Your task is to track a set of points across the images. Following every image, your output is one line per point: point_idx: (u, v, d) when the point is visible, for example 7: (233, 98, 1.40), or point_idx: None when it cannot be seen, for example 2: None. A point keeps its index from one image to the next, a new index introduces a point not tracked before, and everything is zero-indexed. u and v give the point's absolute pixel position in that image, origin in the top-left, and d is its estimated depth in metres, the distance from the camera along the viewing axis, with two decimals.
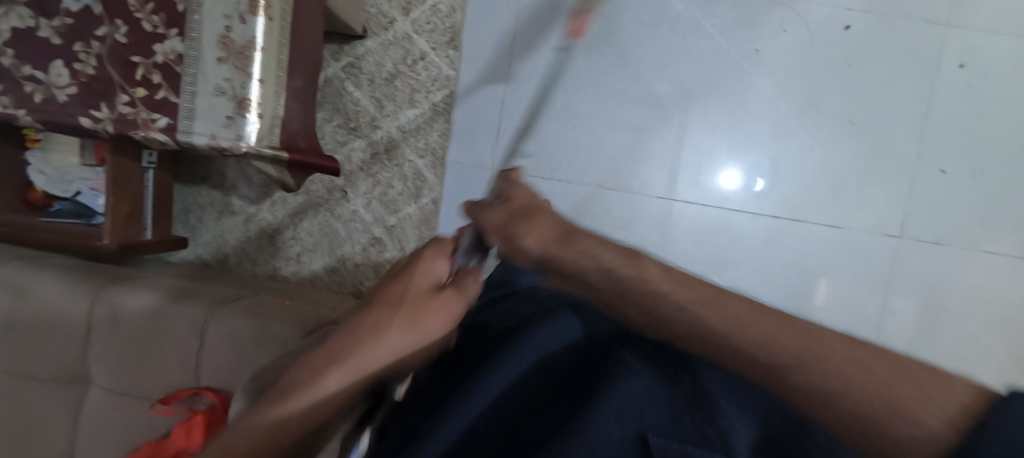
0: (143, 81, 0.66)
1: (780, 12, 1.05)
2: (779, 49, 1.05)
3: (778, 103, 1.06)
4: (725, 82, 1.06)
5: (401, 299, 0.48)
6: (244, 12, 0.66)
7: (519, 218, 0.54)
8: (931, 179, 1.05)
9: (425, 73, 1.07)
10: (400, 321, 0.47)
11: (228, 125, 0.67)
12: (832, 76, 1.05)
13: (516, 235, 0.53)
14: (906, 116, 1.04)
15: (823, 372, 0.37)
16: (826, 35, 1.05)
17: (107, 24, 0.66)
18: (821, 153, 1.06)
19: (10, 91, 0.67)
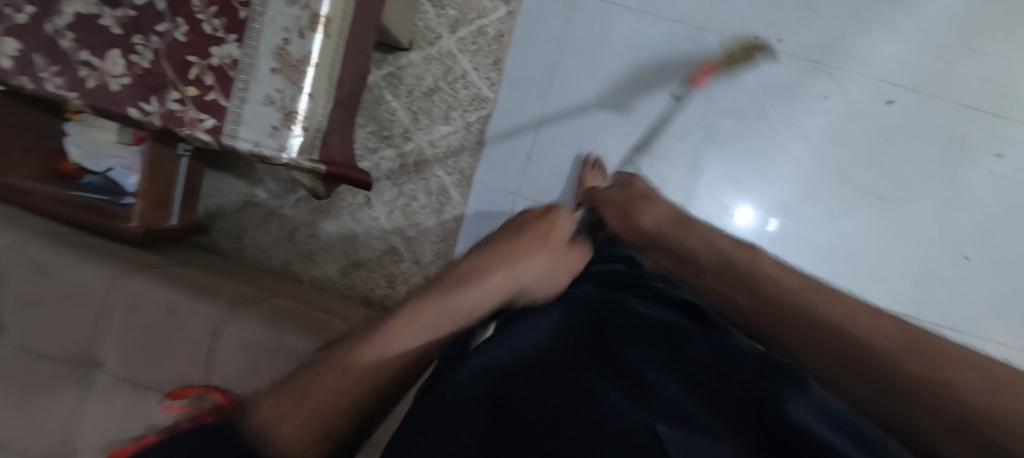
0: (196, 81, 0.67)
1: (822, 77, 1.05)
2: (817, 113, 1.05)
3: (811, 171, 1.06)
4: (759, 139, 1.06)
5: (544, 230, 0.54)
6: (305, 28, 0.68)
7: (636, 201, 0.65)
8: (953, 263, 1.05)
9: (464, 93, 1.08)
10: (544, 256, 0.53)
11: (272, 134, 0.68)
12: (866, 148, 1.05)
13: (633, 212, 0.64)
14: (936, 197, 1.04)
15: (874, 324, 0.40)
16: (867, 106, 1.04)
17: (167, 21, 0.67)
18: (846, 221, 1.06)
19: (65, 74, 0.68)
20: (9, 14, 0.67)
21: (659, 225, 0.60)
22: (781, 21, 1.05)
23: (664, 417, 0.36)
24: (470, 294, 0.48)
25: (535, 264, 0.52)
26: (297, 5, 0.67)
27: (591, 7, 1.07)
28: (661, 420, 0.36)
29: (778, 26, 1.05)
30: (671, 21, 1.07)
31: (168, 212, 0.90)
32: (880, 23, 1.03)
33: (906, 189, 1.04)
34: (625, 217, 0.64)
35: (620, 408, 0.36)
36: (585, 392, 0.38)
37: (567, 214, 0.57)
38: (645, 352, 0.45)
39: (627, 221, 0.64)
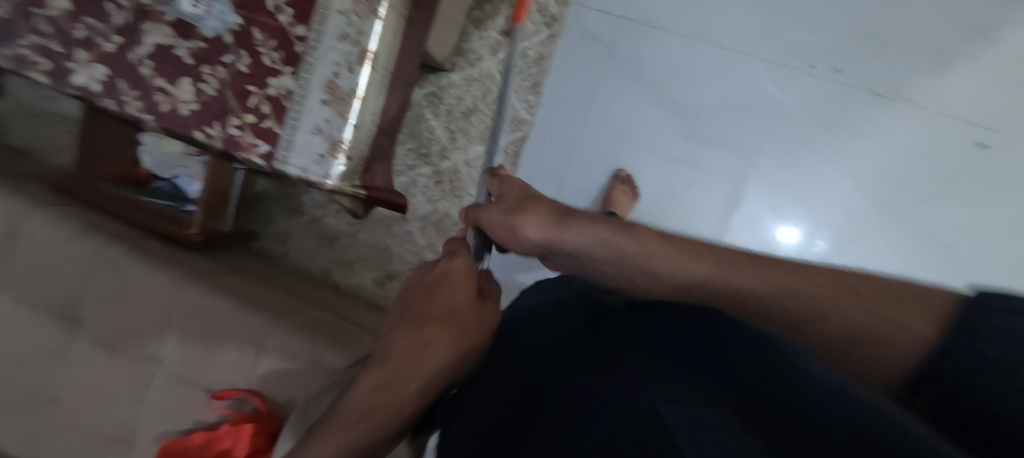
0: (254, 109, 0.73)
1: (882, 110, 1.04)
2: (879, 152, 1.04)
3: (861, 208, 1.05)
4: (801, 169, 1.06)
5: (447, 301, 0.52)
6: (354, 62, 0.73)
7: (518, 210, 0.53)
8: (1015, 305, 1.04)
9: (502, 114, 1.10)
10: (446, 334, 0.51)
11: (319, 162, 0.73)
12: (913, 182, 1.04)
13: (516, 226, 0.52)
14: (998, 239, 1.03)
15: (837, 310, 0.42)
16: (919, 140, 1.03)
17: (232, 52, 0.73)
18: (897, 260, 1.05)
19: (143, 98, 0.75)
20: (101, 43, 0.76)
21: (548, 235, 0.50)
22: (840, 55, 1.04)
23: (669, 397, 0.32)
24: (388, 386, 0.51)
25: (450, 335, 0.51)
26: (348, 41, 0.72)
27: (635, 33, 1.07)
28: (660, 400, 0.32)
29: (832, 58, 1.04)
30: (718, 48, 1.06)
31: (223, 221, 0.98)
32: (954, 63, 1.02)
33: (964, 228, 1.03)
34: (511, 234, 0.53)
35: (612, 400, 0.33)
36: (571, 399, 0.36)
37: (465, 264, 0.55)
38: (627, 339, 0.42)
39: (515, 235, 0.53)
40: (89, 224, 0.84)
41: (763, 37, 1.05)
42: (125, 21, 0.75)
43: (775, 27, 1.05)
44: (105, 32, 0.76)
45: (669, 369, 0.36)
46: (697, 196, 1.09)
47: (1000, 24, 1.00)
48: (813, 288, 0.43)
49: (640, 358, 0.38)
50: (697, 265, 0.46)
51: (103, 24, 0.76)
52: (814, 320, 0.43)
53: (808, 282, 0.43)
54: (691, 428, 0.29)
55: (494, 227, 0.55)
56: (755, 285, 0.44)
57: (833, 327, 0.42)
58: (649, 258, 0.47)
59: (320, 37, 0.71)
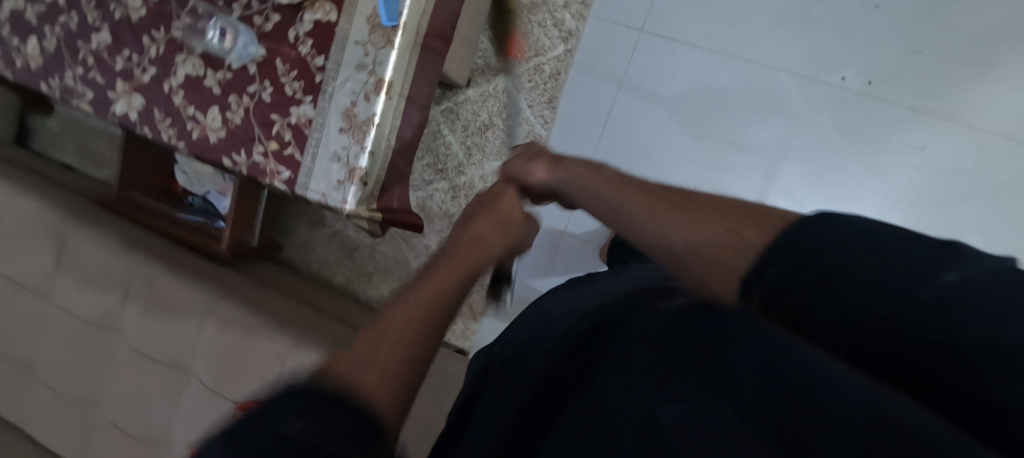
0: (277, 136, 0.77)
1: (918, 126, 0.95)
2: (911, 169, 0.96)
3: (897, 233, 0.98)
4: (838, 183, 0.99)
5: (492, 209, 0.53)
6: (369, 91, 0.73)
7: (530, 156, 0.57)
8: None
9: (517, 130, 1.11)
10: (493, 215, 0.52)
11: (337, 188, 0.76)
12: (960, 205, 0.95)
13: (529, 170, 0.55)
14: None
15: (654, 231, 0.41)
16: (978, 160, 0.94)
17: (256, 82, 0.77)
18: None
19: (177, 126, 0.81)
20: (138, 74, 0.81)
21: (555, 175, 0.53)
22: (876, 64, 0.95)
23: (664, 394, 0.36)
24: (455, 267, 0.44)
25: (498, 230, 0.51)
26: (364, 70, 0.73)
27: (654, 45, 1.03)
28: (654, 401, 0.36)
29: (870, 67, 0.96)
30: (744, 60, 1.00)
31: (251, 235, 1.03)
32: (1003, 71, 0.92)
33: (1015, 251, 0.94)
34: (525, 180, 0.56)
35: (620, 405, 0.38)
36: (588, 403, 0.42)
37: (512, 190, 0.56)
38: (638, 329, 0.45)
39: (528, 179, 0.56)
40: (130, 243, 0.89)
41: (788, 46, 0.98)
42: (159, 53, 0.80)
43: (801, 35, 0.98)
44: (141, 63, 0.81)
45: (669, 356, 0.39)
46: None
47: None
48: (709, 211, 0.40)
49: (642, 350, 0.41)
50: (615, 195, 0.46)
51: (139, 56, 0.81)
52: (716, 243, 0.37)
53: (714, 214, 0.39)
54: (678, 424, 0.34)
55: (515, 176, 0.57)
56: (631, 208, 0.43)
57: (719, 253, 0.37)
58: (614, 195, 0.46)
59: (338, 67, 0.74)
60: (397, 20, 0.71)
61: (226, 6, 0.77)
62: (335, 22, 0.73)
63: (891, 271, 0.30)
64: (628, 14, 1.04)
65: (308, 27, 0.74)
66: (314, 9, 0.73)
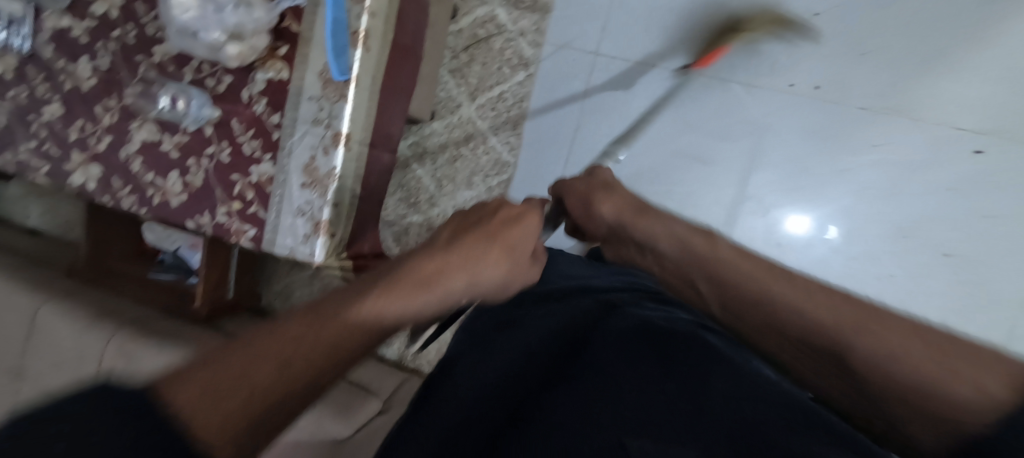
0: (239, 196, 0.77)
1: (869, 125, 0.97)
2: (869, 167, 0.98)
3: (865, 227, 0.99)
4: (806, 182, 1.01)
5: (448, 270, 0.41)
6: (328, 144, 0.74)
7: (599, 189, 0.58)
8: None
9: (485, 158, 1.11)
10: (463, 249, 0.44)
11: (305, 242, 0.76)
12: (925, 201, 0.96)
13: (595, 202, 0.57)
14: (1003, 247, 0.94)
15: (877, 336, 0.36)
16: (945, 154, 0.95)
17: (214, 144, 0.77)
18: (906, 282, 0.99)
19: (137, 193, 0.80)
20: (94, 143, 0.81)
21: (622, 217, 0.55)
22: (825, 68, 0.98)
23: (638, 424, 0.42)
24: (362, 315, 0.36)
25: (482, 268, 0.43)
26: (321, 125, 0.74)
27: (610, 66, 1.04)
28: (631, 431, 0.42)
29: (816, 72, 0.98)
30: (699, 76, 1.03)
31: (225, 290, 1.02)
32: (942, 68, 0.94)
33: (991, 243, 0.95)
34: (586, 208, 0.59)
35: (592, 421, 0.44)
36: (565, 410, 0.46)
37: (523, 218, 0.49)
38: (625, 353, 0.51)
39: (589, 210, 0.58)
40: (96, 317, 0.89)
41: (739, 57, 1.01)
42: (113, 122, 0.80)
43: (750, 42, 1.00)
44: (96, 133, 0.80)
45: (661, 390, 0.46)
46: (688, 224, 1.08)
47: (984, 19, 0.91)
48: (837, 304, 0.38)
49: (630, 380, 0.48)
50: (765, 276, 0.43)
51: (94, 126, 0.80)
52: (870, 342, 0.36)
53: (863, 311, 0.37)
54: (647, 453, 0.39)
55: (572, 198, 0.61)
56: (899, 347, 0.35)
57: (910, 372, 0.34)
58: (737, 265, 0.45)
59: (295, 123, 0.74)
60: (348, 73, 0.72)
61: (178, 70, 0.77)
62: (288, 79, 0.73)
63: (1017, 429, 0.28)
64: (584, 38, 1.05)
65: (261, 85, 0.74)
66: (265, 68, 0.73)
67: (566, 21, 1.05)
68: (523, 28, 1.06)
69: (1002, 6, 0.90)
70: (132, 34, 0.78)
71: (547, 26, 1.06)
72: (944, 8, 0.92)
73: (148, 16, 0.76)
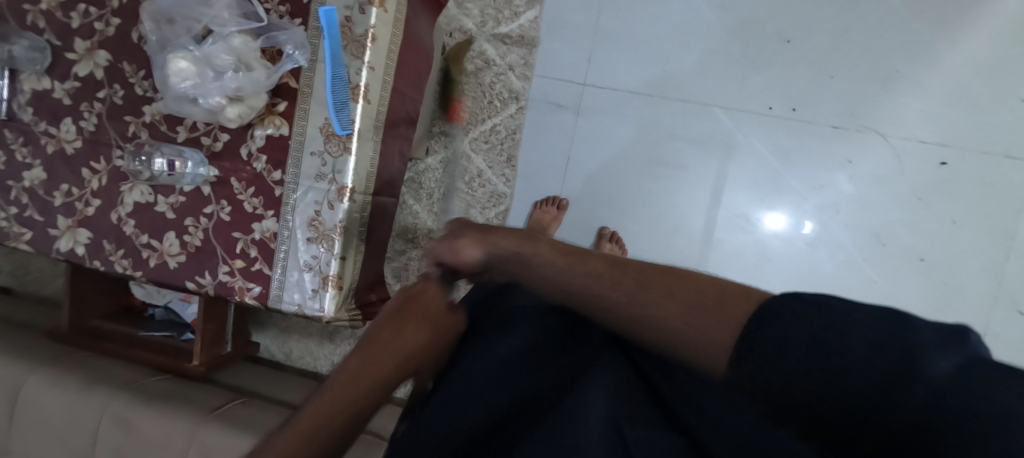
0: (242, 253, 0.75)
1: (844, 141, 1.01)
2: (845, 181, 1.01)
3: (842, 237, 1.02)
4: (788, 195, 1.02)
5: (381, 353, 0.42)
6: (333, 199, 0.73)
7: (453, 232, 0.47)
8: (1004, 317, 0.99)
9: (481, 191, 1.11)
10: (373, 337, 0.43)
11: (313, 296, 0.75)
12: (899, 212, 1.00)
13: (455, 248, 0.46)
14: (970, 252, 0.99)
15: (651, 307, 0.39)
16: (916, 166, 0.99)
17: (212, 203, 0.75)
18: (886, 289, 1.02)
19: (130, 256, 0.78)
20: (81, 207, 0.78)
21: (490, 253, 0.46)
22: (795, 90, 1.02)
23: (619, 410, 0.44)
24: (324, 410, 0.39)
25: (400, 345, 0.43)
26: (324, 180, 0.73)
27: (594, 95, 1.07)
28: (624, 420, 0.43)
29: (790, 95, 1.02)
30: (681, 101, 1.04)
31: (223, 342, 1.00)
32: (902, 89, 0.99)
33: (967, 250, 0.99)
34: (446, 257, 0.47)
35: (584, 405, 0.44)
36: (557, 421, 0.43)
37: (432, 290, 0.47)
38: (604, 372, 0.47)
39: (455, 258, 0.46)
40: (88, 384, 0.83)
41: (721, 83, 1.03)
42: (102, 184, 0.77)
43: (725, 71, 1.03)
44: (83, 196, 0.77)
45: (629, 390, 0.46)
46: (684, 243, 1.07)
47: (938, 41, 0.97)
48: (694, 297, 0.38)
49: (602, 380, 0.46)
50: (543, 257, 0.45)
51: (81, 189, 0.77)
52: (721, 335, 0.36)
53: (676, 282, 0.40)
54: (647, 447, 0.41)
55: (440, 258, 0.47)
56: (700, 321, 0.37)
57: (693, 330, 0.37)
58: (538, 263, 0.45)
59: (298, 179, 0.73)
60: (350, 128, 0.72)
61: (171, 130, 0.75)
62: (289, 135, 0.73)
63: (934, 402, 0.27)
64: (570, 71, 1.07)
65: (261, 142, 0.73)
66: (264, 125, 0.72)
67: (551, 55, 1.07)
68: (512, 63, 1.08)
69: (950, 30, 0.97)
70: (119, 94, 0.76)
71: (533, 61, 1.08)
72: (903, 31, 0.98)
73: (137, 76, 0.75)
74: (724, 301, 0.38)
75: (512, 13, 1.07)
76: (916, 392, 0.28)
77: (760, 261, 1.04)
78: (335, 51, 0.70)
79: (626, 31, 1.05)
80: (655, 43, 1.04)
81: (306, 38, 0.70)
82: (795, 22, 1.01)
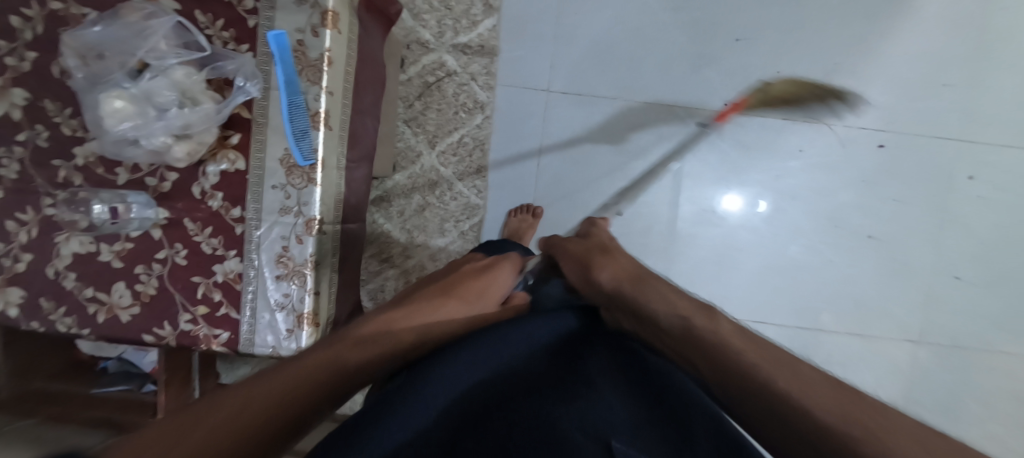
0: (205, 298, 0.70)
1: (796, 132, 1.05)
2: (799, 170, 1.06)
3: (800, 221, 1.07)
4: (748, 186, 1.06)
5: (437, 304, 0.59)
6: (301, 232, 0.69)
7: (597, 254, 0.61)
8: (945, 284, 1.07)
9: (453, 203, 1.09)
10: (439, 297, 0.61)
11: (288, 337, 0.71)
12: (850, 195, 1.06)
13: (593, 269, 0.59)
14: (909, 228, 1.06)
15: (815, 403, 0.38)
16: (862, 152, 1.05)
17: (166, 247, 0.69)
18: (842, 267, 1.07)
19: (74, 313, 0.70)
20: (10, 264, 0.69)
21: (618, 285, 0.56)
22: (749, 86, 1.05)
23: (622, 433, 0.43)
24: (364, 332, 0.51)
25: (454, 307, 0.60)
26: (289, 213, 0.69)
27: (561, 100, 1.07)
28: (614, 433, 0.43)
29: (744, 91, 1.05)
30: (643, 102, 1.07)
31: (189, 390, 0.93)
32: (844, 79, 1.04)
33: (910, 226, 1.06)
34: (584, 274, 0.60)
35: (585, 419, 0.44)
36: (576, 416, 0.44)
37: (502, 273, 0.69)
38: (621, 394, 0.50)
39: (587, 279, 0.59)
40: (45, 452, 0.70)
41: (678, 85, 1.06)
42: (32, 237, 0.69)
43: (682, 71, 1.06)
44: (11, 252, 0.69)
45: (628, 409, 0.48)
46: (658, 241, 1.09)
47: (872, 34, 1.03)
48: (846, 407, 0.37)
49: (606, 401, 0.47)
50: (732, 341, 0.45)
51: (7, 244, 0.69)
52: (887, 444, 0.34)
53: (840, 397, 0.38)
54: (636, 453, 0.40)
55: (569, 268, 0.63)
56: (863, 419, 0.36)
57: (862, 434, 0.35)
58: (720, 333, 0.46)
59: (260, 214, 0.68)
60: (312, 158, 0.68)
61: (109, 172, 0.68)
62: (246, 170, 0.68)
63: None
64: (534, 78, 1.08)
65: (215, 179, 0.68)
66: (217, 160, 0.67)
67: (514, 63, 1.07)
68: (474, 72, 1.07)
69: (881, 23, 1.03)
70: (44, 136, 0.68)
71: (495, 69, 1.08)
72: (840, 25, 1.04)
73: (63, 115, 0.68)
74: (882, 410, 0.37)
75: (470, 22, 1.06)
76: None
77: (729, 250, 1.08)
78: (289, 78, 0.66)
79: (585, 35, 1.06)
80: (613, 48, 1.06)
81: (254, 65, 0.66)
82: (741, 21, 1.04)
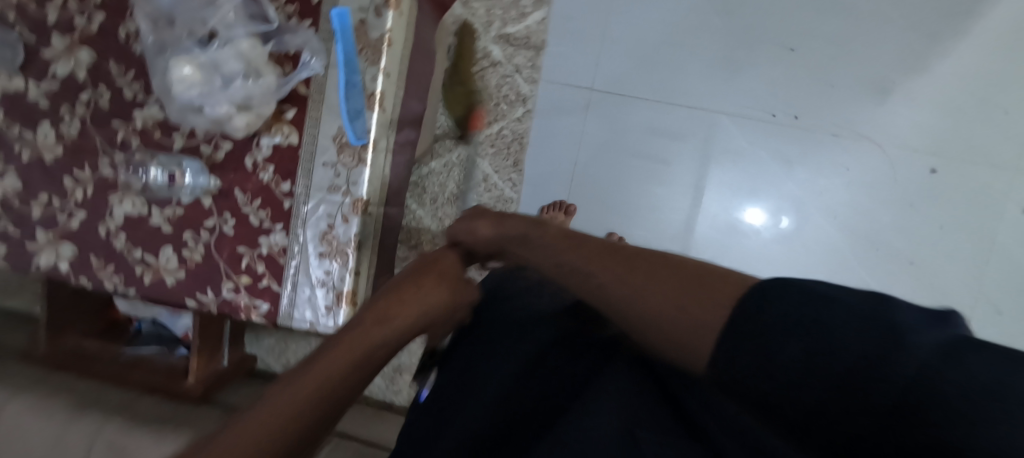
0: (248, 269, 0.71)
1: (840, 149, 1.03)
2: (842, 188, 1.04)
3: (837, 241, 1.05)
4: (787, 201, 1.05)
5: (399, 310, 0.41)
6: (347, 212, 0.69)
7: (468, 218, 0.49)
8: (983, 316, 1.04)
9: (487, 195, 1.10)
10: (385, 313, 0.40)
11: (326, 314, 0.71)
12: (891, 217, 1.04)
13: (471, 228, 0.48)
14: (949, 256, 1.04)
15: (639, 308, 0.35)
16: (909, 174, 1.03)
17: (215, 216, 0.70)
18: (876, 290, 1.06)
19: (121, 273, 0.72)
20: (64, 220, 0.71)
21: (499, 235, 0.47)
22: (798, 99, 1.04)
23: (621, 424, 0.38)
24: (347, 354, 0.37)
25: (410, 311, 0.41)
26: (337, 192, 0.69)
27: (603, 98, 1.07)
28: (642, 422, 0.37)
29: (793, 103, 1.04)
30: (687, 107, 1.05)
31: (220, 357, 0.96)
32: (896, 98, 1.02)
33: (951, 254, 1.04)
34: (470, 235, 0.48)
35: (559, 428, 0.39)
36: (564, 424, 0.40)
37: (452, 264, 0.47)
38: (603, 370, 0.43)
39: (472, 237, 0.48)
40: (79, 409, 0.76)
41: (725, 92, 1.04)
42: (87, 195, 0.71)
43: (730, 78, 1.04)
44: (67, 208, 0.71)
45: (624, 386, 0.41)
46: (689, 249, 1.08)
47: (930, 55, 1.01)
48: (680, 288, 0.34)
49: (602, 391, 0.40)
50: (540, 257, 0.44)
51: (63, 200, 0.71)
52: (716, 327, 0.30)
53: (667, 278, 0.35)
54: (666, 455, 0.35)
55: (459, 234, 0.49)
56: (698, 318, 0.31)
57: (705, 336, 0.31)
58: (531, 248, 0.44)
59: (309, 191, 0.69)
60: (365, 137, 0.68)
61: (165, 137, 0.69)
62: (298, 145, 0.68)
63: (861, 355, 0.24)
64: (577, 74, 1.07)
65: (267, 152, 0.69)
66: (271, 132, 0.68)
67: (559, 58, 1.07)
68: (519, 65, 1.08)
69: (941, 43, 1.00)
70: (105, 97, 0.69)
71: (541, 63, 1.08)
72: (898, 43, 1.01)
73: (126, 78, 0.69)
74: (693, 284, 0.33)
75: (519, 13, 1.07)
76: (954, 394, 0.22)
77: (762, 264, 1.06)
78: (348, 56, 0.66)
79: (633, 35, 1.05)
80: (660, 50, 1.05)
81: (319, 41, 0.67)
82: (796, 31, 1.03)
